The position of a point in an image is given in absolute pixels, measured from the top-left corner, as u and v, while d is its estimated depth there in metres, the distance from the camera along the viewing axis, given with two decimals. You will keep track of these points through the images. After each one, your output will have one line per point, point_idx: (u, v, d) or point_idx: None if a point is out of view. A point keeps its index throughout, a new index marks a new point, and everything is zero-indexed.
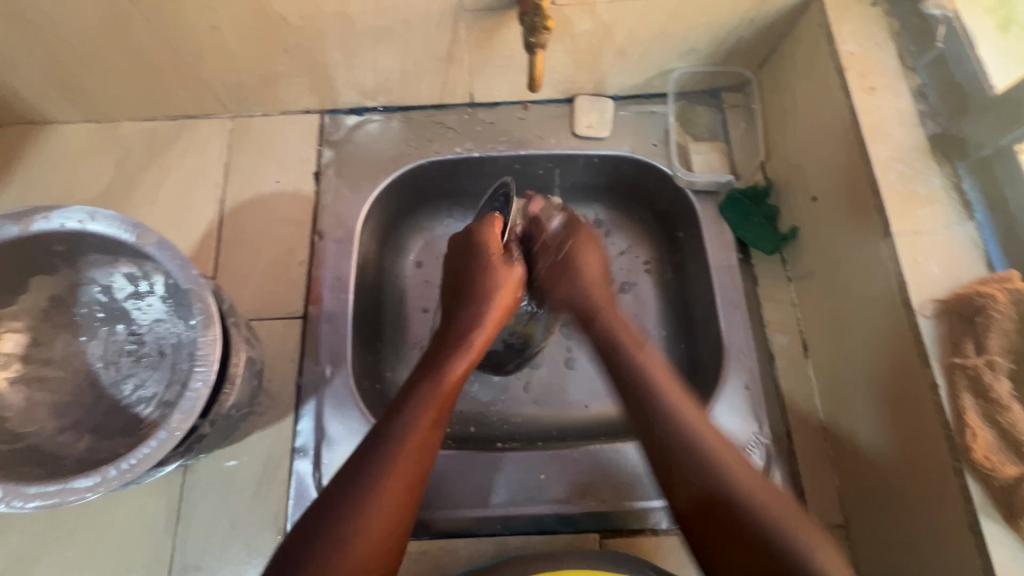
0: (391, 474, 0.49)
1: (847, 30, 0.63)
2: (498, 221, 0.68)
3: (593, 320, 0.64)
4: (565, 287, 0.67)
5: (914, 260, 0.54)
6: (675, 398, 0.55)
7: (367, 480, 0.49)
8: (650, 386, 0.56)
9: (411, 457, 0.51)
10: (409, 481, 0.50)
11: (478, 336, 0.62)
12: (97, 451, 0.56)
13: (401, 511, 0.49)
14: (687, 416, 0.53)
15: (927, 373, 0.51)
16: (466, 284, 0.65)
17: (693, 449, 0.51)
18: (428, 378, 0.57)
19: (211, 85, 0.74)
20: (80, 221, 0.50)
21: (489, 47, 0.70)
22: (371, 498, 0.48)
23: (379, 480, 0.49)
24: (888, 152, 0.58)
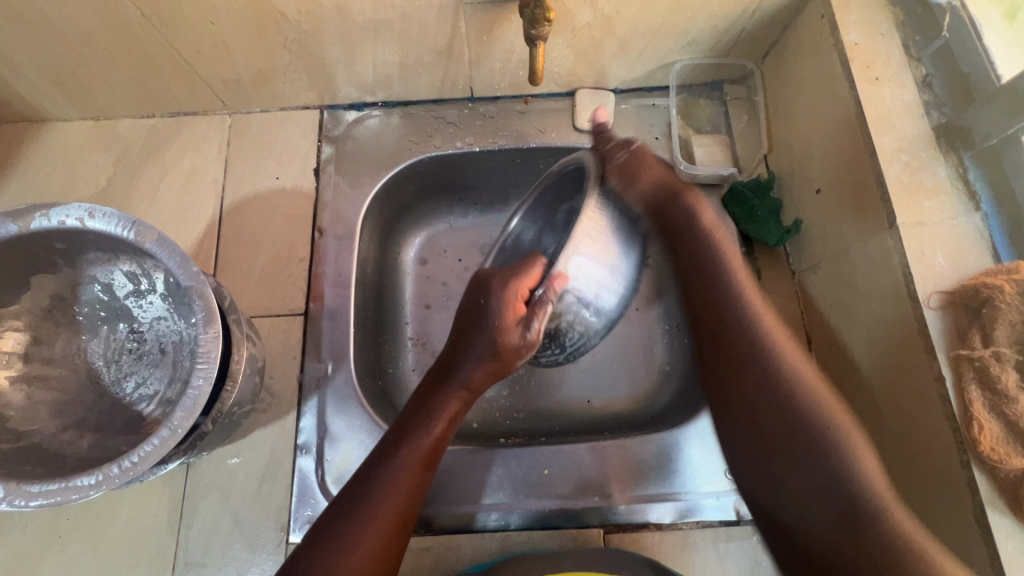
0: (378, 521, 0.51)
1: (852, 20, 0.63)
2: (534, 271, 0.58)
3: (679, 196, 0.66)
4: (648, 176, 0.64)
5: (920, 252, 0.53)
6: (788, 354, 0.58)
7: (355, 527, 0.50)
8: (770, 334, 0.59)
9: (399, 502, 0.52)
10: (397, 527, 0.52)
11: (477, 376, 0.58)
12: (98, 449, 0.56)
13: (385, 553, 0.51)
14: (790, 358, 0.58)
15: (933, 365, 0.50)
16: (477, 324, 0.59)
17: (791, 393, 0.56)
18: (418, 425, 0.56)
19: (209, 80, 0.74)
20: (79, 218, 0.50)
21: (488, 41, 0.70)
22: (356, 544, 0.49)
23: (366, 529, 0.50)
24: (893, 143, 0.57)
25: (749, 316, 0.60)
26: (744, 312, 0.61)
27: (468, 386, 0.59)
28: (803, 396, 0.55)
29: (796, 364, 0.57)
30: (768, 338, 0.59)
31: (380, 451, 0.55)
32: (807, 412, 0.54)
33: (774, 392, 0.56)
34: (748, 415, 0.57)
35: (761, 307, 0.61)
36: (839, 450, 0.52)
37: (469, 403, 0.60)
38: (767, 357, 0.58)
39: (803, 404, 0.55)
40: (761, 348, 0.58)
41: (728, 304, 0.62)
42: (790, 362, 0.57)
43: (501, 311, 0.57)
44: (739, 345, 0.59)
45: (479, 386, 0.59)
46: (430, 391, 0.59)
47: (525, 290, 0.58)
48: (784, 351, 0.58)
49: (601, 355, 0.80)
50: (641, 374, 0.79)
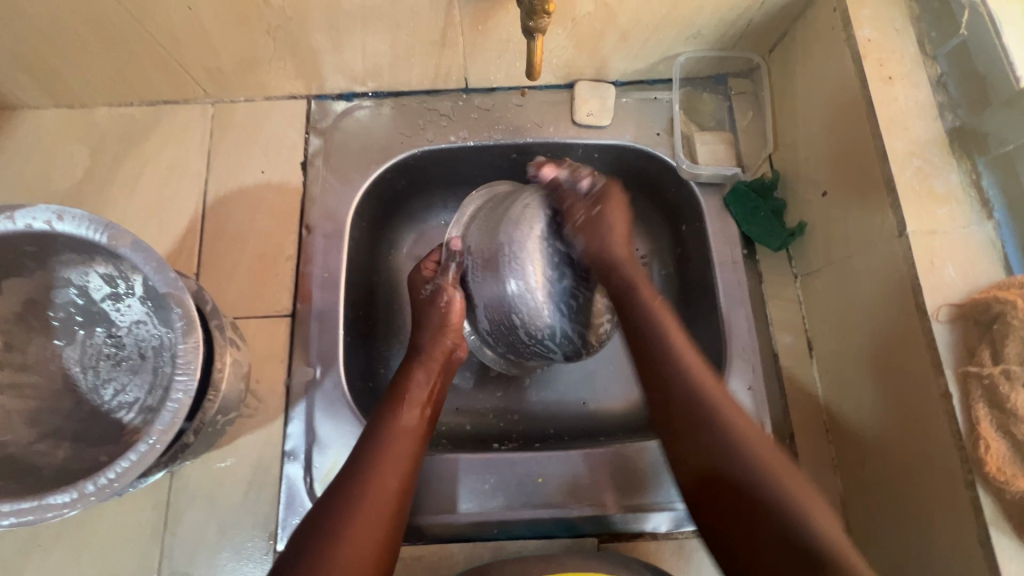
0: (355, 545, 0.47)
1: (865, 14, 0.60)
2: (432, 257, 0.69)
3: (610, 255, 0.60)
4: (596, 239, 0.61)
5: (930, 262, 0.52)
6: (712, 395, 0.52)
7: (340, 547, 0.46)
8: (695, 375, 0.53)
9: (375, 526, 0.49)
10: (378, 551, 0.48)
11: (445, 340, 0.64)
12: (76, 459, 0.53)
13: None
14: (711, 395, 0.52)
15: (940, 382, 0.49)
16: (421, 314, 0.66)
17: (711, 424, 0.50)
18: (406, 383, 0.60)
19: (189, 68, 0.70)
20: (47, 221, 0.47)
21: (484, 30, 0.66)
22: (377, 487, 0.51)
23: (348, 548, 0.46)
24: (905, 147, 0.55)
25: (666, 352, 0.54)
26: (662, 341, 0.55)
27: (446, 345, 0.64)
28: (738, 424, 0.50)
29: (747, 424, 0.50)
30: (676, 356, 0.54)
31: (353, 481, 0.51)
32: (746, 451, 0.48)
33: (714, 426, 0.50)
34: (693, 467, 0.51)
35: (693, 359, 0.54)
36: (778, 479, 0.47)
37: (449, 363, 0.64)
38: (704, 407, 0.51)
39: (731, 432, 0.50)
40: (698, 395, 0.52)
41: (655, 333, 0.56)
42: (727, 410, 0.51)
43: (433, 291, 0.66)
44: (676, 399, 0.52)
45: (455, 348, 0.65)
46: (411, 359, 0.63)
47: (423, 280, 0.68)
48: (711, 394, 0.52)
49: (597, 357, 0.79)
50: (638, 377, 0.77)
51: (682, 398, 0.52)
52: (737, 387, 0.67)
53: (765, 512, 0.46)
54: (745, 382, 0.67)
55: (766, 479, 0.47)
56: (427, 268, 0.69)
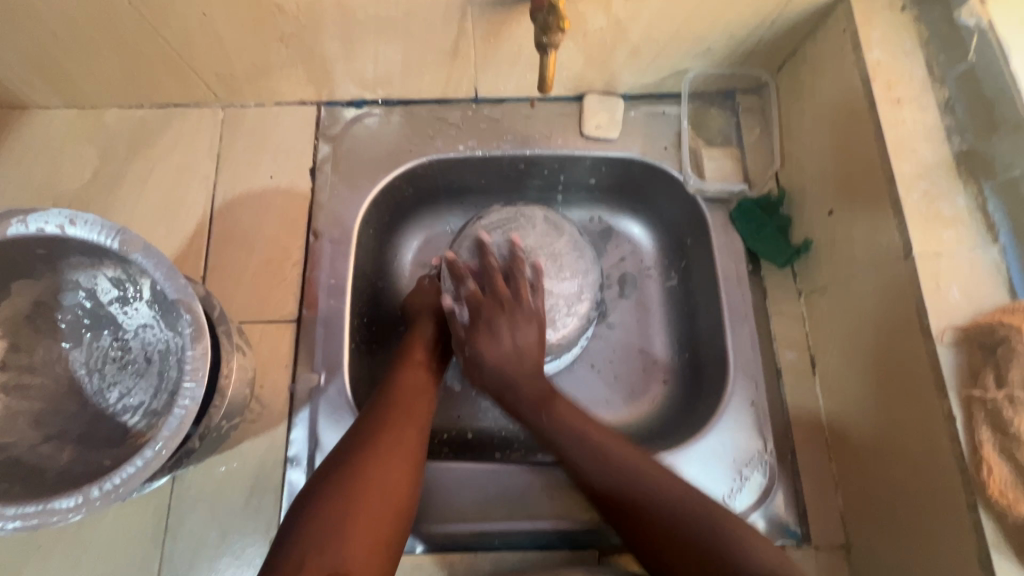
0: (365, 537, 0.49)
1: (875, 37, 0.60)
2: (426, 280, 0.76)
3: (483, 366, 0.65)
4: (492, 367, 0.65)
5: (935, 284, 0.52)
6: (613, 447, 0.59)
7: (350, 539, 0.48)
8: (592, 450, 0.59)
9: (378, 519, 0.50)
10: (383, 544, 0.50)
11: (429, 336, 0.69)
12: (80, 462, 0.53)
13: (380, 567, 0.48)
14: (638, 475, 0.57)
15: (944, 404, 0.49)
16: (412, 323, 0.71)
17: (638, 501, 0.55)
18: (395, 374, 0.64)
19: (202, 73, 0.70)
20: (59, 225, 0.47)
21: (496, 42, 0.66)
22: (374, 469, 0.53)
23: (356, 542, 0.48)
24: (912, 169, 0.56)
25: (580, 438, 0.60)
26: (577, 437, 0.61)
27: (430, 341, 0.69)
28: (701, 515, 0.52)
29: (686, 490, 0.55)
30: (598, 443, 0.60)
31: (351, 467, 0.53)
32: (689, 517, 0.52)
33: (621, 476, 0.57)
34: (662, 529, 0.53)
35: (617, 447, 0.59)
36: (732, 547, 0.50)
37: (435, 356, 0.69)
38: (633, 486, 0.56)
39: (646, 489, 0.55)
40: (623, 492, 0.56)
41: (569, 429, 0.61)
42: (663, 492, 0.55)
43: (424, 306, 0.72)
44: (625, 497, 0.56)
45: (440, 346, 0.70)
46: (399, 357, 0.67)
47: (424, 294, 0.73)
48: (635, 463, 0.58)
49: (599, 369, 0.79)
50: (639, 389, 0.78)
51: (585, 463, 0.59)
52: (740, 402, 0.68)
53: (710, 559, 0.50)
54: (748, 398, 0.68)
55: (697, 529, 0.51)
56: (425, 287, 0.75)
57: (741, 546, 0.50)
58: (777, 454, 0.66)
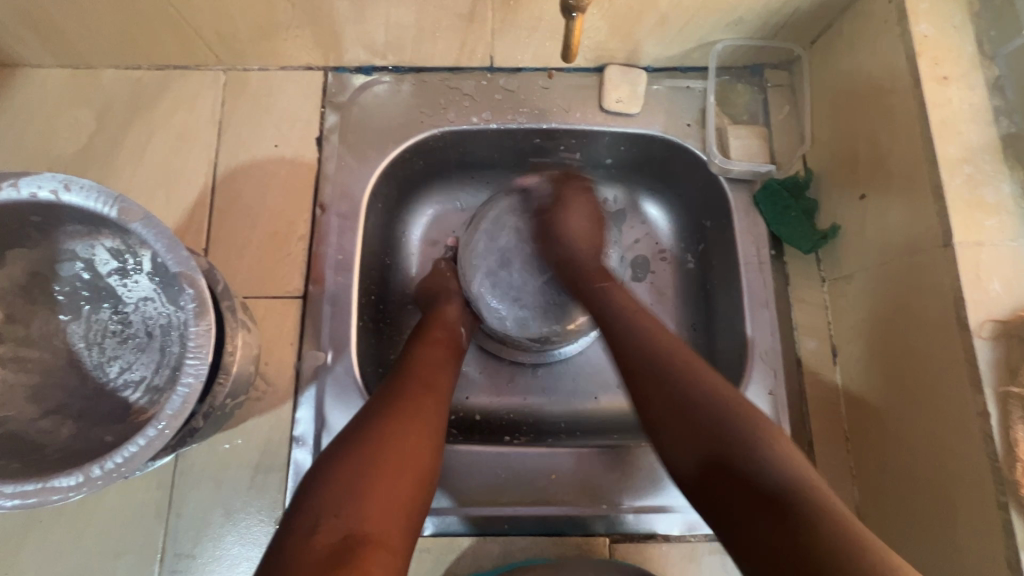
0: (385, 498, 0.47)
1: (923, 8, 0.56)
2: (440, 264, 0.76)
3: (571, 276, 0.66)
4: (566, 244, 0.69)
5: (975, 275, 0.50)
6: (687, 368, 0.51)
7: (369, 499, 0.46)
8: (651, 347, 0.54)
9: (397, 479, 0.49)
10: (405, 506, 0.48)
11: (447, 315, 0.69)
12: (80, 439, 0.51)
13: (401, 530, 0.47)
14: (659, 339, 0.55)
15: (978, 400, 0.48)
16: (430, 305, 0.71)
17: (682, 359, 0.52)
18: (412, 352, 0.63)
19: (202, 33, 0.66)
20: (53, 190, 0.44)
21: (515, 6, 0.62)
22: (389, 437, 0.51)
23: (372, 505, 0.46)
24: (956, 152, 0.53)
25: (631, 316, 0.58)
26: (616, 308, 0.60)
27: (448, 320, 0.68)
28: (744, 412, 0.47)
29: (726, 388, 0.49)
30: (653, 342, 0.54)
31: (367, 436, 0.51)
32: (721, 396, 0.48)
33: (680, 379, 0.50)
34: (670, 428, 0.49)
35: (668, 337, 0.55)
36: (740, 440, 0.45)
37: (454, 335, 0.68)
38: (680, 384, 0.50)
39: (705, 387, 0.49)
40: (665, 372, 0.51)
41: (620, 309, 0.59)
42: (717, 391, 0.49)
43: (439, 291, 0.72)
44: (635, 366, 0.53)
45: (459, 327, 0.69)
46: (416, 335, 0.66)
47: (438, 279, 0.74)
48: (678, 357, 0.53)
49: (611, 352, 0.77)
50: None
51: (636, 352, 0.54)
52: (758, 391, 0.66)
53: (749, 477, 0.43)
54: (766, 387, 0.66)
55: (736, 428, 0.46)
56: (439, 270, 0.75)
57: (803, 485, 0.42)
58: (794, 445, 0.65)
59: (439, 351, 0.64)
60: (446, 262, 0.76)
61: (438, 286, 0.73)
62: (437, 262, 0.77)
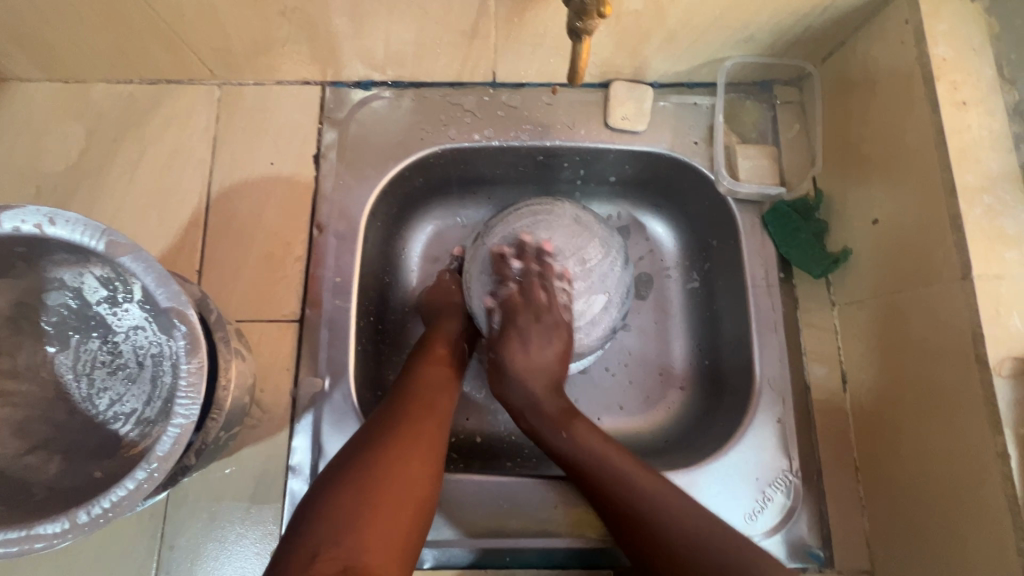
0: (384, 529, 0.46)
1: (941, 30, 0.54)
2: (444, 277, 0.74)
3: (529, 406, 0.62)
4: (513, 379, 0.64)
5: (994, 310, 0.48)
6: (636, 471, 0.56)
7: (368, 529, 0.45)
8: (613, 470, 0.56)
9: (397, 510, 0.47)
10: (405, 536, 0.47)
11: (450, 332, 0.67)
12: (68, 475, 0.50)
13: (399, 564, 0.45)
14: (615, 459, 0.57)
15: (997, 441, 0.46)
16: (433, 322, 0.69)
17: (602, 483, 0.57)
18: (414, 369, 0.62)
19: (196, 48, 0.64)
20: (37, 224, 0.42)
21: (519, 23, 0.60)
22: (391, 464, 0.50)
23: (373, 535, 0.44)
24: (976, 181, 0.51)
25: (597, 457, 0.58)
26: (588, 458, 0.58)
27: (450, 338, 0.67)
28: (651, 488, 0.54)
29: (677, 497, 0.54)
30: (620, 472, 0.56)
31: (369, 460, 0.50)
32: (688, 525, 0.52)
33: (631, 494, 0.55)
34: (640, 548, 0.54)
35: (624, 461, 0.57)
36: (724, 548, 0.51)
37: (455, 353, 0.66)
38: (621, 488, 0.55)
39: (663, 510, 0.53)
40: (601, 476, 0.57)
41: (581, 454, 0.58)
42: (642, 488, 0.55)
43: (442, 305, 0.70)
44: (615, 497, 0.55)
45: (460, 345, 0.67)
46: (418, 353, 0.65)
47: (442, 293, 0.71)
48: (626, 464, 0.57)
49: (615, 373, 0.76)
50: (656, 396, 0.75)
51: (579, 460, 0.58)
52: (766, 419, 0.64)
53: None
54: (774, 415, 0.64)
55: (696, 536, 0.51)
56: (443, 283, 0.73)
57: (761, 570, 0.48)
58: (802, 474, 0.63)
59: (442, 370, 0.63)
60: (451, 275, 0.73)
61: (441, 301, 0.71)
62: (442, 272, 0.75)
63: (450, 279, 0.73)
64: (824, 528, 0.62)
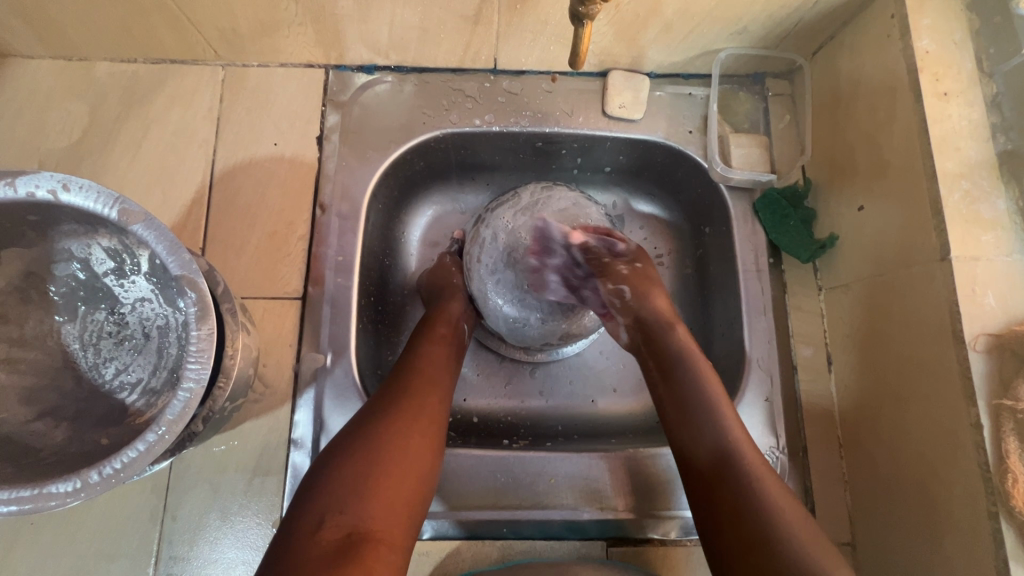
0: (389, 497, 0.48)
1: (925, 24, 0.57)
2: (445, 260, 0.75)
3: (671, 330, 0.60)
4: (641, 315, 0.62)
5: (970, 289, 0.51)
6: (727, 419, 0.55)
7: (372, 498, 0.47)
8: (708, 403, 0.55)
9: (401, 480, 0.49)
10: (408, 504, 0.49)
11: (451, 311, 0.68)
12: (75, 442, 0.51)
13: (403, 530, 0.48)
14: (723, 413, 0.55)
15: (971, 413, 0.49)
16: (434, 301, 0.70)
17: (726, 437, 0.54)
18: (416, 346, 0.63)
19: (202, 28, 0.65)
20: (51, 190, 0.43)
21: (522, 9, 0.62)
22: (393, 436, 0.51)
23: (378, 504, 0.47)
24: (955, 168, 0.53)
25: (708, 402, 0.55)
26: (701, 397, 0.56)
27: (451, 316, 0.68)
28: (750, 453, 0.53)
29: (778, 490, 0.51)
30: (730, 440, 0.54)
31: (372, 432, 0.51)
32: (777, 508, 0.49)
33: (704, 422, 0.55)
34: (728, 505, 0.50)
35: (731, 418, 0.55)
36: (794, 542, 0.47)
37: (456, 330, 0.68)
38: (702, 410, 0.55)
39: (749, 476, 0.51)
40: (704, 411, 0.55)
41: (695, 376, 0.57)
42: (731, 432, 0.54)
43: (443, 287, 0.71)
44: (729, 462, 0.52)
45: (461, 323, 0.69)
46: (419, 330, 0.66)
47: (443, 276, 0.73)
48: (729, 417, 0.55)
49: (609, 355, 0.78)
50: None
51: (688, 400, 0.56)
52: (754, 398, 0.67)
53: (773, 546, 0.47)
54: (763, 394, 0.67)
55: (766, 496, 0.50)
56: (444, 266, 0.74)
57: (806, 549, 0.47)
58: (789, 451, 0.66)
59: (443, 346, 0.64)
60: (451, 258, 0.75)
61: (442, 282, 0.72)
62: (444, 254, 0.77)
63: (449, 262, 0.75)
64: (809, 502, 0.64)
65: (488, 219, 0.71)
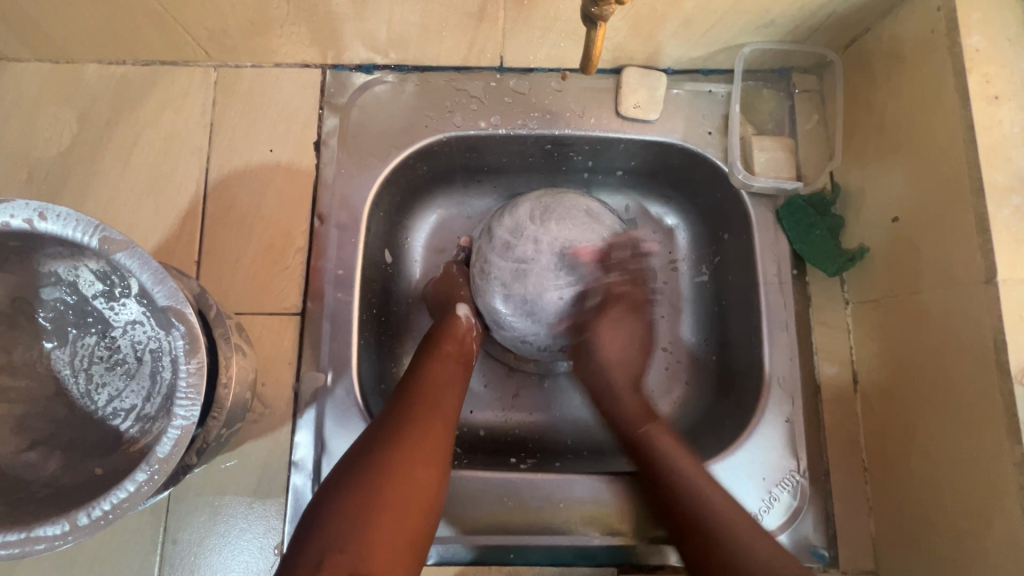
0: (391, 531, 0.45)
1: (975, 18, 0.51)
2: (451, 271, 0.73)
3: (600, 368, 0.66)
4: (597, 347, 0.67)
5: (1018, 317, 0.46)
6: (652, 424, 0.61)
7: (374, 533, 0.44)
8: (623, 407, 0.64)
9: (404, 515, 0.47)
10: (411, 539, 0.46)
11: (457, 331, 0.65)
12: (67, 473, 0.49)
13: (406, 569, 0.45)
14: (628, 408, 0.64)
15: (1016, 451, 0.45)
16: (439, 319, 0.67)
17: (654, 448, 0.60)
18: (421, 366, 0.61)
19: (190, 29, 0.61)
20: (27, 219, 0.41)
21: (529, 6, 0.57)
22: (397, 468, 0.49)
23: (380, 540, 0.44)
24: (1005, 181, 0.49)
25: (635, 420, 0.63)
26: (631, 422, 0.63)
27: (457, 337, 0.65)
28: (658, 438, 0.60)
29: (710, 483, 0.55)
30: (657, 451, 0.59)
31: (376, 462, 0.49)
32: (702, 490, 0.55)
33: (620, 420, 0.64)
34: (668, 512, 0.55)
35: (661, 429, 0.61)
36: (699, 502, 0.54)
37: (461, 350, 0.65)
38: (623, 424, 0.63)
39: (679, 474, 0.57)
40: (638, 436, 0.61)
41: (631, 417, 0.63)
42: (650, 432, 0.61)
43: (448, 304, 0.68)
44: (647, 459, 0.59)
45: (467, 343, 0.66)
46: (423, 349, 0.64)
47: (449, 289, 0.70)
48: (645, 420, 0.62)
49: None
50: (663, 391, 0.73)
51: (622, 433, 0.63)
52: (774, 418, 0.63)
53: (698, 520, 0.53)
54: (784, 414, 0.63)
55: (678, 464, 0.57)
56: (449, 277, 0.72)
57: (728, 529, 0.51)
58: (810, 475, 0.63)
59: (449, 367, 0.61)
60: (457, 268, 0.73)
61: (449, 295, 0.69)
62: (449, 263, 0.74)
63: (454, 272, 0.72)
64: (830, 528, 0.61)
65: (501, 232, 0.67)
